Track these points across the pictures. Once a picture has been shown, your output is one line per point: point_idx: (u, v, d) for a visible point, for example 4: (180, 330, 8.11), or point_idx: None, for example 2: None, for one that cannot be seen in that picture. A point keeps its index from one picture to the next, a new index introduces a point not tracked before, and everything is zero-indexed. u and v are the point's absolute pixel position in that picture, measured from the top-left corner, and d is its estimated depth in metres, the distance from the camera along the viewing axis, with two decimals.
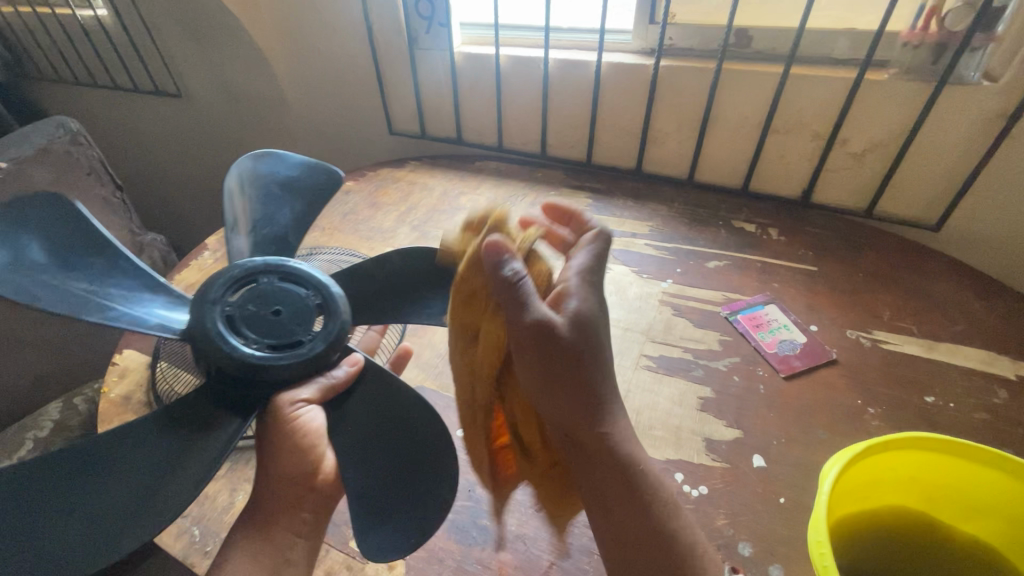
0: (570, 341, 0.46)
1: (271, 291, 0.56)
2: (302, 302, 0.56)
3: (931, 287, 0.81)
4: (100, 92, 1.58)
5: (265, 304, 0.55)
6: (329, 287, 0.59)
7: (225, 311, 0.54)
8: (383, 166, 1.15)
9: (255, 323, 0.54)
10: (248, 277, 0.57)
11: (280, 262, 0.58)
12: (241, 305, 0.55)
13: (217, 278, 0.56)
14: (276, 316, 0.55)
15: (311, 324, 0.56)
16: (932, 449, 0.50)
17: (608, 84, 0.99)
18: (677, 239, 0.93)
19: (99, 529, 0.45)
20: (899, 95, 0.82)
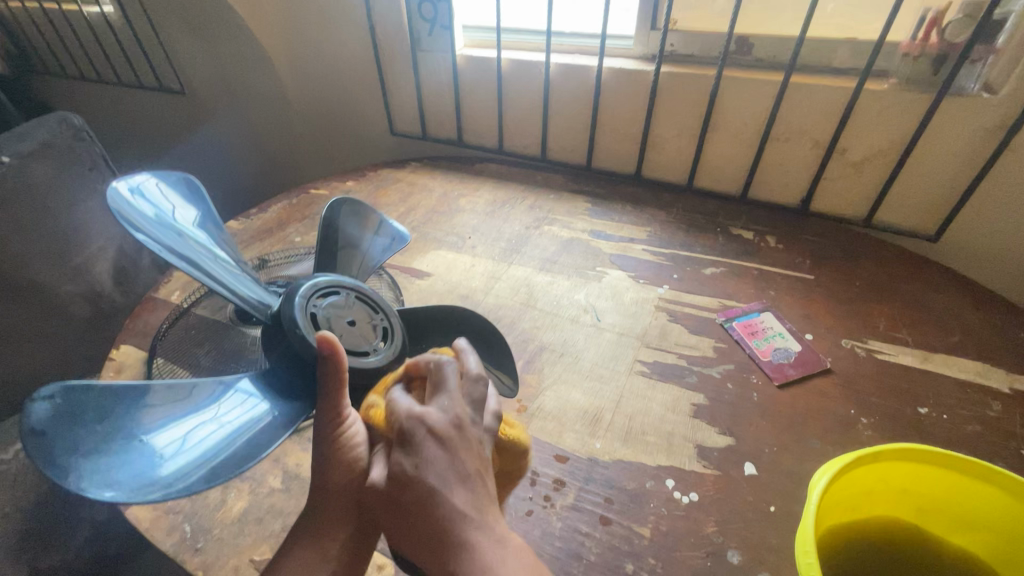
0: (394, 486, 0.44)
1: (349, 304, 0.59)
2: (372, 321, 0.59)
3: (928, 297, 0.81)
4: (105, 88, 1.59)
5: (343, 313, 0.58)
6: (395, 315, 0.61)
7: (309, 308, 0.56)
8: (384, 166, 1.16)
9: (333, 326, 0.56)
10: (331, 288, 0.59)
11: (358, 283, 0.62)
12: (324, 308, 0.57)
13: (306, 280, 0.59)
14: (350, 326, 0.57)
15: (376, 340, 0.58)
16: (922, 460, 0.50)
17: (608, 88, 0.99)
18: (674, 245, 0.93)
19: (166, 470, 0.44)
20: (898, 106, 0.82)
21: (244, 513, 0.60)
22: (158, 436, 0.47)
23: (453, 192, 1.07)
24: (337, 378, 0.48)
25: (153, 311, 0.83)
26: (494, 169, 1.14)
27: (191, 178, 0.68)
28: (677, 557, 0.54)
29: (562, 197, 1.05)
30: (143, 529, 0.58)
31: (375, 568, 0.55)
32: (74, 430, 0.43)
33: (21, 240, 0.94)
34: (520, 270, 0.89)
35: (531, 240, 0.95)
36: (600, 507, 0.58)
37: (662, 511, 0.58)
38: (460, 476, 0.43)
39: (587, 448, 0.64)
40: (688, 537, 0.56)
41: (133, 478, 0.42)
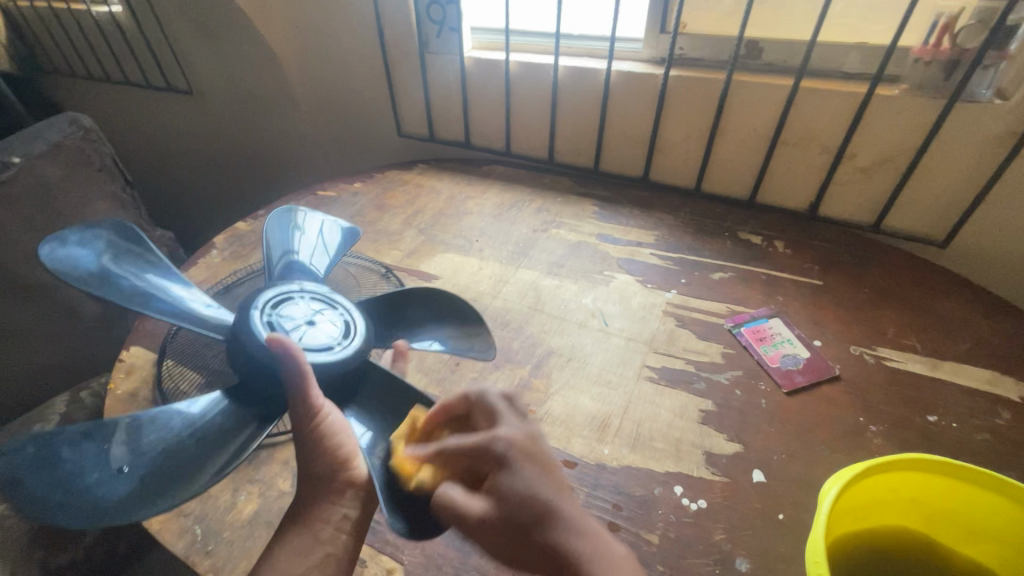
0: (510, 512, 0.43)
1: (304, 306, 0.63)
2: (330, 317, 0.63)
3: (937, 304, 0.81)
4: (114, 88, 1.59)
5: (299, 315, 0.61)
6: (353, 307, 0.65)
7: (264, 317, 0.60)
8: (391, 168, 1.16)
9: (289, 329, 0.60)
10: (282, 294, 0.63)
11: (314, 286, 0.66)
12: (279, 314, 0.61)
13: (259, 292, 0.63)
14: (308, 325, 0.61)
15: (338, 334, 0.61)
16: (933, 470, 0.50)
17: (617, 92, 0.99)
18: (682, 249, 0.93)
19: (139, 490, 0.47)
20: (909, 111, 0.82)
21: (253, 516, 0.60)
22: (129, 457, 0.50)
23: (460, 195, 1.07)
24: (301, 373, 0.52)
25: (162, 313, 0.84)
26: (501, 171, 1.14)
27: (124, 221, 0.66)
28: (686, 564, 0.55)
29: (569, 200, 1.05)
30: (154, 532, 0.59)
31: (384, 571, 0.55)
32: (52, 472, 0.46)
33: (30, 241, 0.94)
34: (528, 274, 0.89)
35: (539, 243, 0.95)
36: (608, 514, 0.59)
37: (671, 518, 0.58)
38: (556, 488, 0.45)
39: (595, 453, 0.64)
40: (697, 544, 0.56)
41: (115, 501, 0.46)
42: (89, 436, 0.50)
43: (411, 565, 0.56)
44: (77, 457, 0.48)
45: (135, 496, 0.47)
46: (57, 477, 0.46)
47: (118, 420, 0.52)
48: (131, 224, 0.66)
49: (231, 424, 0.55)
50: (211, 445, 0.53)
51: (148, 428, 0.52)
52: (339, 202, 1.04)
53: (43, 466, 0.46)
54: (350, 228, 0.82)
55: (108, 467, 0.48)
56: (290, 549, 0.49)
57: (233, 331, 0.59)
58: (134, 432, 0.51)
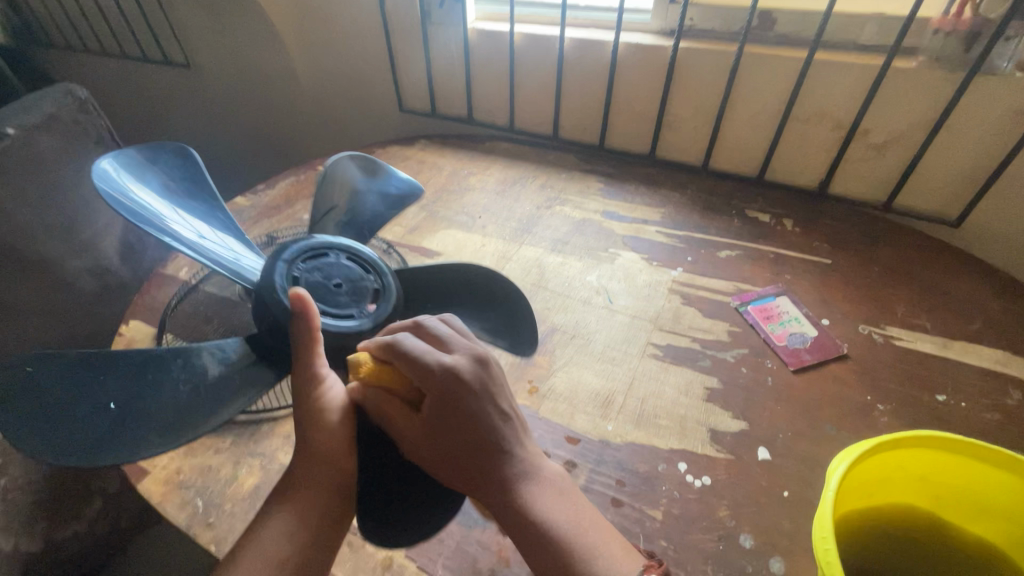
0: (448, 439, 0.49)
1: (336, 265, 0.60)
2: (361, 281, 0.60)
3: (949, 284, 0.80)
4: (110, 61, 1.56)
5: (329, 276, 0.59)
6: (388, 275, 0.62)
7: (293, 271, 0.58)
8: (392, 143, 1.13)
9: (316, 290, 0.58)
10: (317, 251, 0.60)
11: (352, 243, 0.62)
12: (309, 272, 0.58)
13: (293, 243, 0.60)
14: (336, 288, 0.58)
15: (363, 302, 0.59)
16: (943, 448, 0.49)
17: (625, 65, 0.96)
18: (689, 227, 0.91)
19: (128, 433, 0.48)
20: (925, 85, 0.79)
21: (255, 488, 0.60)
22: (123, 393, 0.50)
23: (463, 171, 1.05)
24: (311, 338, 0.52)
25: (161, 287, 0.83)
26: (505, 147, 1.12)
27: (186, 151, 0.66)
28: (689, 540, 0.54)
29: (574, 177, 1.03)
30: (155, 504, 0.58)
31: (386, 545, 0.55)
32: (36, 403, 0.46)
33: (28, 214, 0.93)
34: (531, 251, 0.88)
35: (543, 220, 0.94)
36: (611, 489, 0.58)
37: (675, 494, 0.58)
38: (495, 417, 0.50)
39: (599, 430, 0.63)
40: (700, 521, 0.56)
41: (101, 441, 0.47)
42: (82, 367, 0.49)
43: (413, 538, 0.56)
44: (66, 389, 0.48)
45: (115, 440, 0.47)
46: (50, 405, 0.47)
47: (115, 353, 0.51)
48: (190, 153, 0.66)
49: (228, 372, 0.55)
50: (208, 396, 0.53)
51: (142, 368, 0.51)
52: None
53: (30, 392, 0.46)
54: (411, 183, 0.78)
55: (93, 403, 0.48)
56: (277, 525, 0.47)
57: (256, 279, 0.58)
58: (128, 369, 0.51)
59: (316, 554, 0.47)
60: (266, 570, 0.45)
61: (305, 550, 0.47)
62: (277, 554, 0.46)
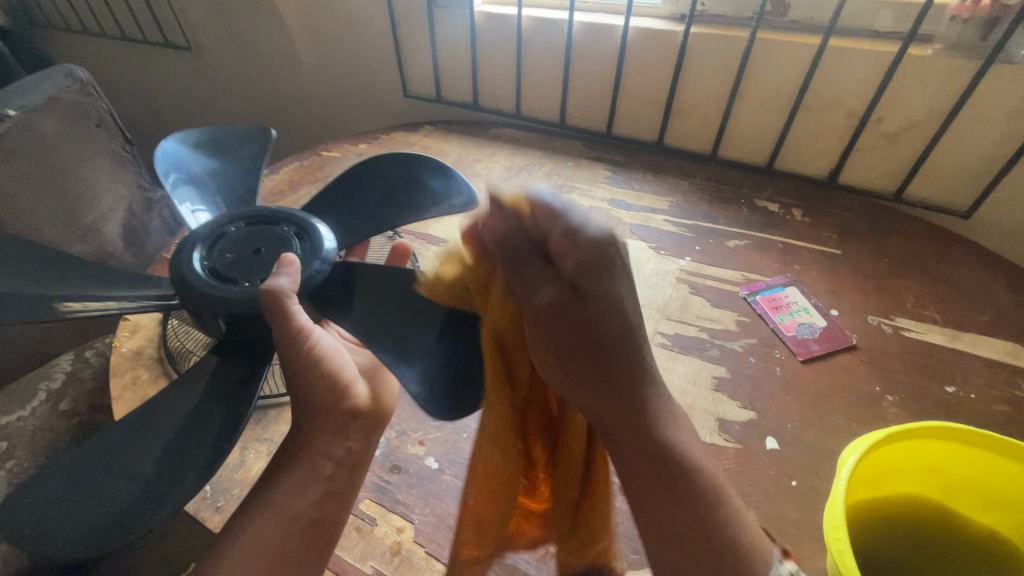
0: (581, 310, 0.40)
1: (242, 236, 0.59)
2: (279, 237, 0.59)
3: (959, 275, 0.79)
4: (109, 43, 1.54)
5: (244, 247, 0.58)
6: (300, 218, 0.61)
7: (205, 262, 0.56)
8: (397, 129, 1.12)
9: (239, 264, 0.56)
10: (216, 233, 0.59)
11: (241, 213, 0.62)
12: (218, 257, 0.57)
13: (186, 239, 0.58)
14: (255, 254, 0.57)
15: (290, 247, 0.58)
16: (953, 439, 0.50)
17: (634, 51, 0.95)
18: (697, 215, 0.90)
19: (162, 481, 0.47)
20: (941, 73, 0.78)
21: (262, 473, 0.60)
22: (135, 458, 0.49)
23: (468, 157, 1.04)
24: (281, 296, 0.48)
25: None
26: (511, 134, 1.10)
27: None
28: None
29: (581, 164, 1.02)
30: None
31: (395, 530, 0.55)
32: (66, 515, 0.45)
33: (29, 198, 0.92)
34: None
35: None
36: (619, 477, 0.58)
37: None
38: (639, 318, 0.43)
39: None
40: None
41: (150, 498, 0.46)
42: (82, 467, 0.49)
43: (422, 524, 0.56)
44: (82, 493, 0.47)
45: (159, 490, 0.46)
46: (79, 511, 0.46)
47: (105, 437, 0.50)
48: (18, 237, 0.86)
49: (213, 385, 0.54)
50: (212, 411, 0.52)
51: (136, 433, 0.50)
52: (343, 162, 1.01)
53: (53, 511, 0.46)
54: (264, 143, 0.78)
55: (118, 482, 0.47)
56: (292, 484, 0.48)
57: (177, 283, 0.55)
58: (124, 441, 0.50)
59: (333, 511, 0.50)
60: (279, 526, 0.47)
61: (313, 506, 0.49)
62: (289, 511, 0.47)
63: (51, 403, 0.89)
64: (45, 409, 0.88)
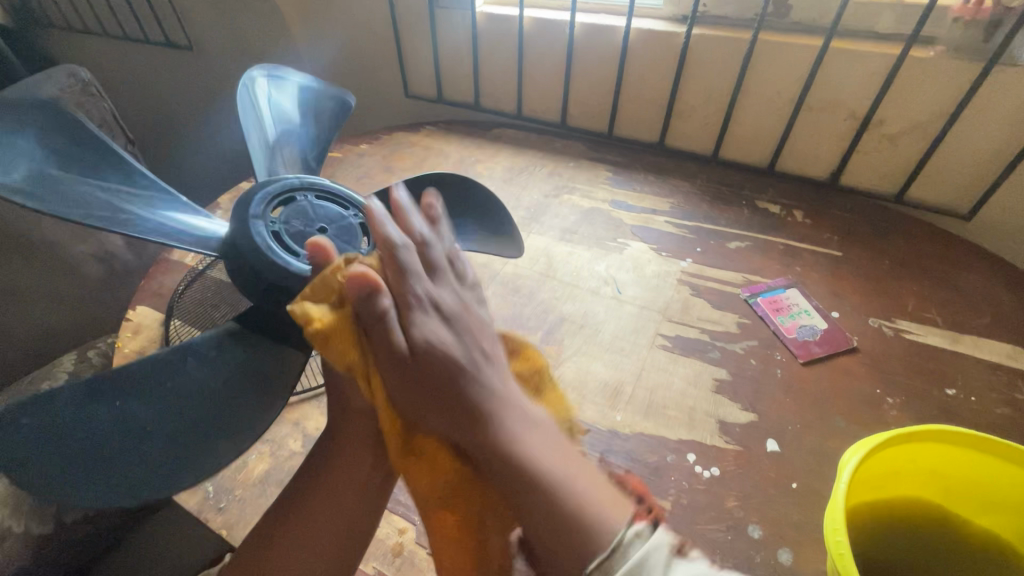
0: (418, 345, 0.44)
1: (308, 208, 0.56)
2: (344, 220, 0.56)
3: (960, 277, 0.79)
4: (111, 43, 1.54)
5: (307, 221, 0.55)
6: (367, 207, 0.59)
7: (268, 225, 0.53)
8: (398, 129, 1.12)
9: (301, 237, 0.53)
10: (282, 196, 0.56)
11: (315, 180, 0.59)
12: (285, 222, 0.54)
13: (255, 194, 0.55)
14: (321, 232, 0.55)
15: (355, 239, 0.56)
16: (954, 441, 0.50)
17: (636, 52, 0.95)
18: (698, 217, 0.90)
19: (177, 448, 0.44)
20: (943, 75, 0.78)
21: (265, 474, 0.60)
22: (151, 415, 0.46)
23: (470, 158, 1.04)
24: None
25: (168, 272, 0.82)
26: (512, 135, 1.10)
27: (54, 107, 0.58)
28: (697, 529, 0.55)
29: (581, 165, 1.02)
30: None
31: (397, 531, 0.56)
32: (62, 448, 0.42)
33: None
34: (539, 240, 0.87)
35: (551, 208, 0.93)
36: None
37: (683, 484, 0.58)
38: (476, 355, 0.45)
39: (607, 420, 0.64)
40: (709, 510, 0.56)
41: (158, 462, 0.43)
42: (91, 401, 0.45)
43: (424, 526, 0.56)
44: (89, 429, 0.43)
45: (177, 457, 0.43)
46: (76, 451, 0.42)
47: (118, 379, 0.47)
48: None
49: (242, 363, 0.51)
50: (240, 386, 0.49)
51: (154, 387, 0.48)
52: (345, 162, 1.01)
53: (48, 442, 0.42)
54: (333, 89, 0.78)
55: (127, 433, 0.44)
56: (326, 494, 0.47)
57: (231, 240, 0.53)
58: (140, 391, 0.47)
59: (364, 521, 0.48)
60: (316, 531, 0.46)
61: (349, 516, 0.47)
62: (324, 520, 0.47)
63: None
64: None
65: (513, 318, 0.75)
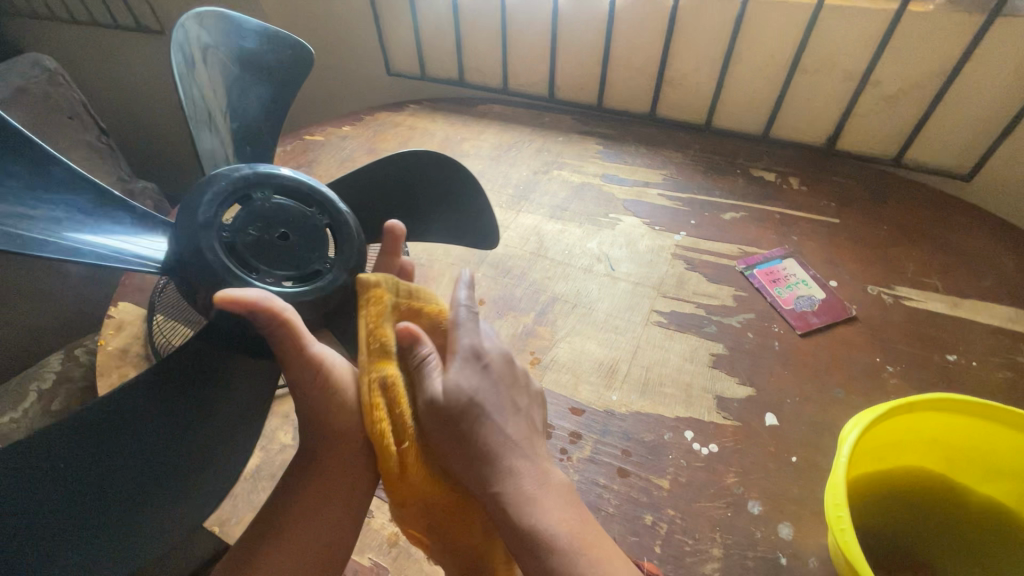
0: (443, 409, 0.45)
1: (268, 210, 0.46)
2: (311, 224, 0.47)
3: (961, 239, 0.77)
4: (79, 30, 1.48)
5: (268, 228, 0.46)
6: (338, 205, 0.49)
7: (223, 238, 0.44)
8: (381, 109, 1.08)
9: (262, 251, 0.45)
10: (237, 191, 0.45)
11: (274, 171, 0.47)
12: (240, 230, 0.45)
13: (202, 191, 0.44)
14: (285, 242, 0.46)
15: (324, 249, 0.48)
16: (958, 410, 0.48)
17: (623, 17, 0.91)
18: (692, 189, 0.88)
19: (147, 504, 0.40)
20: (943, 30, 0.75)
21: (255, 470, 0.59)
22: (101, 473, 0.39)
23: (455, 136, 1.01)
24: (283, 327, 0.42)
25: None
26: (498, 110, 1.07)
27: None
28: (697, 508, 0.54)
29: (570, 139, 0.99)
30: None
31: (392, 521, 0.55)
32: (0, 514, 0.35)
33: None
34: (529, 218, 0.85)
35: (540, 186, 0.90)
36: (618, 460, 0.58)
37: (681, 462, 0.57)
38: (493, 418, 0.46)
39: (603, 400, 0.62)
40: (708, 488, 0.55)
41: (130, 521, 0.39)
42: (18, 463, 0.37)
43: None
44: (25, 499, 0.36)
45: (149, 510, 0.40)
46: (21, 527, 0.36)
47: (56, 430, 0.38)
48: None
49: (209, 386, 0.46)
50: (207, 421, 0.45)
51: (102, 431, 0.40)
52: (327, 146, 0.98)
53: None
54: (265, 27, 0.58)
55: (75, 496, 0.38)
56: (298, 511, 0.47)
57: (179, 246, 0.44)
58: (103, 432, 0.40)
59: (343, 536, 0.48)
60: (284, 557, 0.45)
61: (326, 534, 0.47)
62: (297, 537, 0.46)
63: (43, 402, 0.88)
64: (37, 408, 0.88)
65: (504, 300, 0.74)
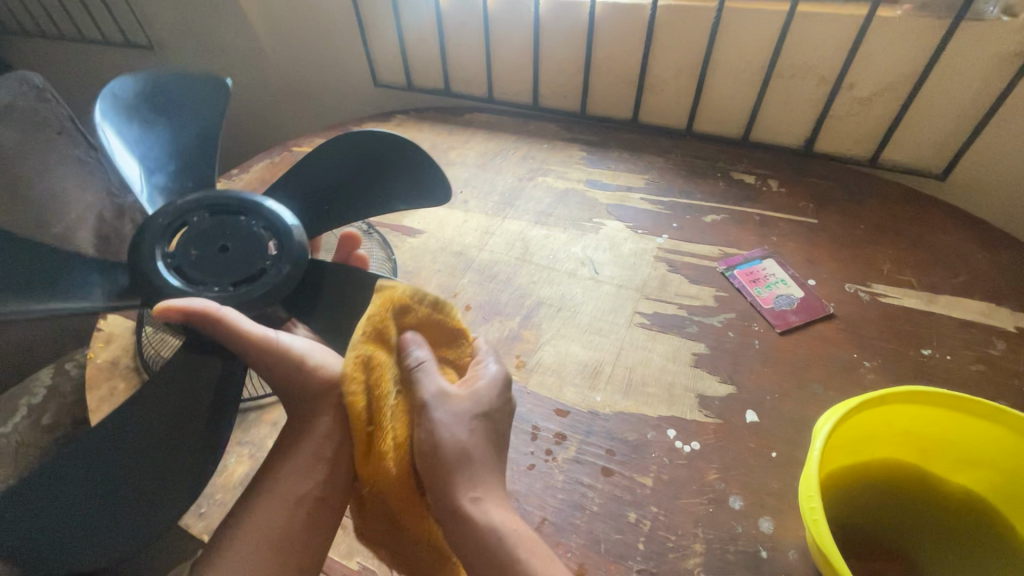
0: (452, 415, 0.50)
1: (209, 229, 0.56)
2: (248, 232, 0.56)
3: (936, 237, 0.79)
4: (69, 47, 1.49)
5: (210, 242, 0.55)
6: (266, 209, 0.58)
7: (169, 259, 0.54)
8: (368, 120, 1.09)
9: (205, 262, 0.54)
10: (178, 221, 0.56)
11: (206, 195, 0.58)
12: (185, 251, 0.54)
13: (150, 227, 0.55)
14: (224, 251, 0.55)
15: (264, 249, 0.56)
16: (929, 403, 0.50)
17: (603, 26, 0.93)
18: (673, 192, 0.89)
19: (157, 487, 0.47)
20: (911, 34, 0.77)
21: (243, 477, 0.60)
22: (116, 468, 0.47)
23: (442, 145, 1.03)
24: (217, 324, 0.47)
25: None
26: (484, 119, 1.08)
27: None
28: (680, 504, 0.55)
29: (555, 146, 1.01)
30: None
31: None
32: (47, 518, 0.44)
33: None
34: (514, 224, 0.86)
35: (525, 192, 0.92)
36: (601, 459, 0.59)
37: (664, 460, 0.58)
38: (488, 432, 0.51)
39: (587, 401, 0.63)
40: (690, 485, 0.56)
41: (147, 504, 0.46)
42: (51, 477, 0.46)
43: None
44: (66, 502, 0.45)
45: (157, 493, 0.47)
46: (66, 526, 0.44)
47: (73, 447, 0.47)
48: None
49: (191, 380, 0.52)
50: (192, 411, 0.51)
51: (109, 439, 0.48)
52: None
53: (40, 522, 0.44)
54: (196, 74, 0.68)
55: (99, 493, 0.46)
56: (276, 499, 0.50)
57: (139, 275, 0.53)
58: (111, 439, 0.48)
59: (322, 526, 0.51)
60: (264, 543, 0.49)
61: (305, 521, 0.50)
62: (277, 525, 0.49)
63: (33, 417, 0.88)
64: (28, 424, 0.88)
65: (489, 305, 0.75)
